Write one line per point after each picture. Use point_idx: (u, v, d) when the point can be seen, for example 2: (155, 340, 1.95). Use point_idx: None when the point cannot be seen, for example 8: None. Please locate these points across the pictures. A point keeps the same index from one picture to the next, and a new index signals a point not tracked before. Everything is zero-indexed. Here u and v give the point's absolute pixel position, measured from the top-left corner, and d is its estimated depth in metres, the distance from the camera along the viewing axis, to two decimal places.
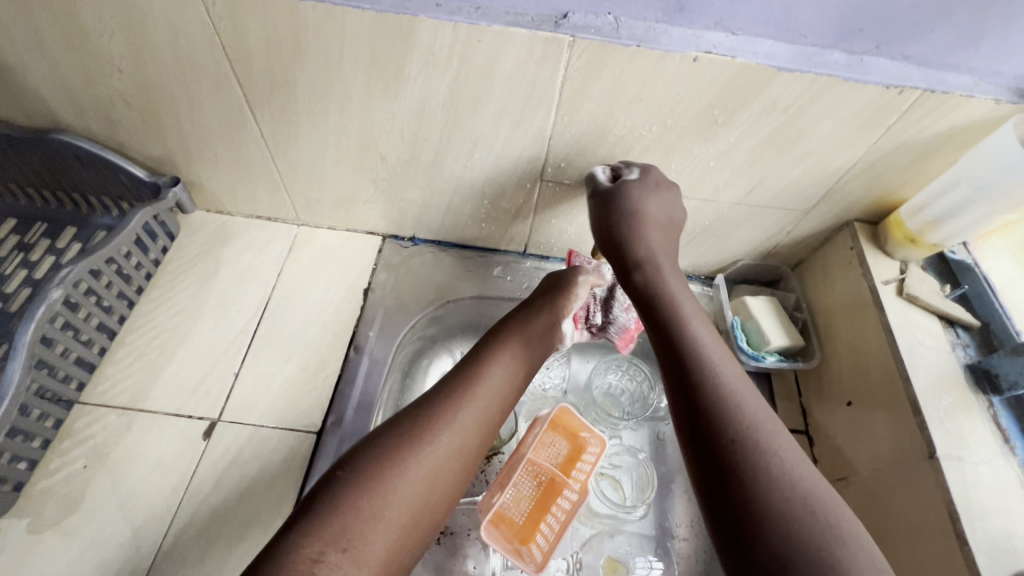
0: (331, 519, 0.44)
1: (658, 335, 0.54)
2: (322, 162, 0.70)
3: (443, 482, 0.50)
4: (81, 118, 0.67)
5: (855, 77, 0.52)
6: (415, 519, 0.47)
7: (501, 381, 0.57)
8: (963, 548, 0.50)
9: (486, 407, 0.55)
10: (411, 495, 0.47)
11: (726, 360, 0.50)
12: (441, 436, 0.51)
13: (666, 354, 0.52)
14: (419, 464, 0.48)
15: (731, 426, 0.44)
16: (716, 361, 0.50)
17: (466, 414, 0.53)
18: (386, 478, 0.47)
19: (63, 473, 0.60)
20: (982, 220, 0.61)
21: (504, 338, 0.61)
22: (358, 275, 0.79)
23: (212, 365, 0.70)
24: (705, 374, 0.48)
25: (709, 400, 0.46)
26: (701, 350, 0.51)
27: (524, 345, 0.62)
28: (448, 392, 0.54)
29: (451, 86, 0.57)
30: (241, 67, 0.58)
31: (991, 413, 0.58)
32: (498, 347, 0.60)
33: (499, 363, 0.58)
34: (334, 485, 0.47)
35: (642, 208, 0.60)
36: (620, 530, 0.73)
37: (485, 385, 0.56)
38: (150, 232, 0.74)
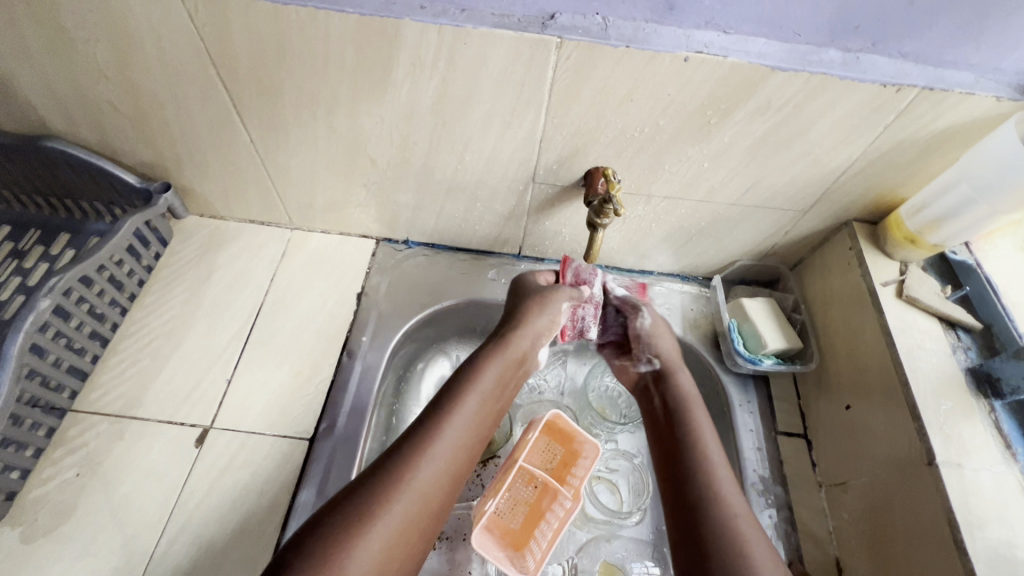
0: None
1: (663, 432, 0.60)
2: (313, 167, 0.70)
3: (400, 555, 0.45)
4: (71, 125, 0.67)
5: (851, 75, 0.50)
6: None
7: (461, 437, 0.53)
8: (962, 557, 0.48)
9: (443, 468, 0.50)
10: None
11: (723, 462, 0.55)
12: (398, 505, 0.46)
13: (669, 452, 0.58)
14: (374, 543, 0.43)
15: (712, 521, 0.49)
16: (715, 460, 0.55)
17: (422, 481, 0.48)
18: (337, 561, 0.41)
19: (56, 481, 0.60)
20: (985, 220, 0.60)
21: (464, 384, 0.56)
22: (352, 279, 0.79)
23: (205, 371, 0.69)
24: (699, 470, 0.54)
25: (698, 496, 0.51)
26: (700, 448, 0.56)
27: (487, 391, 0.57)
28: (400, 456, 0.49)
29: (439, 90, 0.57)
30: (227, 72, 0.57)
31: (992, 417, 0.57)
32: (456, 394, 0.55)
33: (459, 416, 0.53)
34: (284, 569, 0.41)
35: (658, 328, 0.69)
36: (617, 535, 0.72)
37: (442, 444, 0.51)
38: (142, 238, 0.73)
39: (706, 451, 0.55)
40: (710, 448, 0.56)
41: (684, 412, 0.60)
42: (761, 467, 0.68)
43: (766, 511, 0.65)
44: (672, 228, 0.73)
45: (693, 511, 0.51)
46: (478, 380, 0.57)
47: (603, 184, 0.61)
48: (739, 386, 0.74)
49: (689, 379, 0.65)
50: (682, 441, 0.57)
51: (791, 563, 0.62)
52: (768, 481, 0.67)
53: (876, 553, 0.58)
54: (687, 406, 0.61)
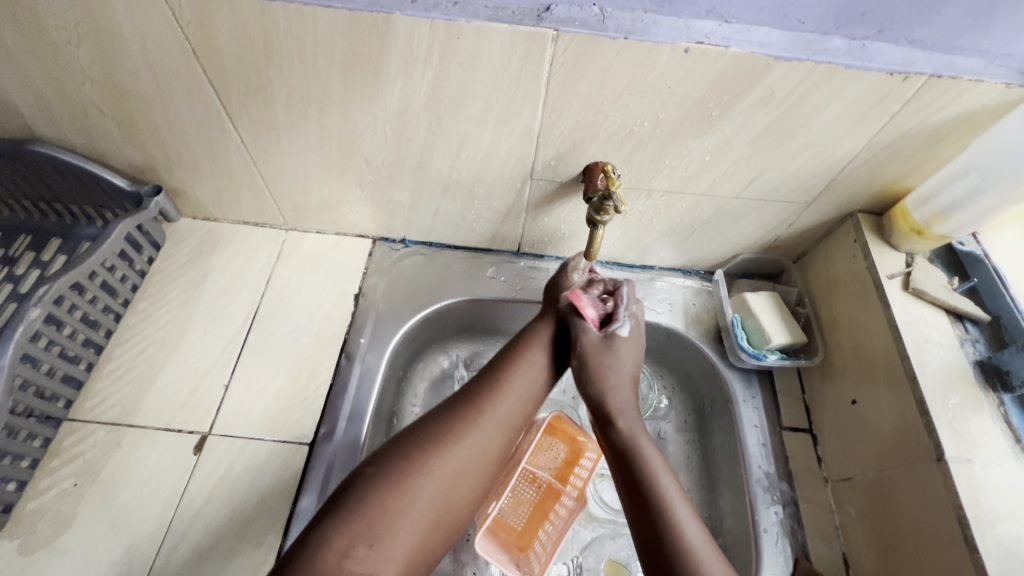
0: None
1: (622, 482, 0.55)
2: (305, 167, 0.68)
3: (458, 495, 0.51)
4: (57, 128, 0.65)
5: (857, 64, 0.49)
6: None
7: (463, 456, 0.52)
8: (972, 555, 0.48)
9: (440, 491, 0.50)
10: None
11: (693, 525, 0.50)
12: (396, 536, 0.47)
13: (632, 510, 0.53)
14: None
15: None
16: (683, 525, 0.50)
17: (422, 509, 0.49)
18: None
19: (53, 491, 0.60)
20: (993, 210, 0.58)
21: (474, 405, 0.55)
22: (349, 280, 0.77)
23: (201, 377, 0.68)
24: (669, 535, 0.49)
25: (673, 569, 0.48)
26: (666, 507, 0.51)
27: (541, 360, 0.61)
28: (394, 490, 0.48)
29: (433, 87, 0.55)
30: (214, 71, 0.56)
31: (1001, 411, 0.56)
32: (506, 370, 0.58)
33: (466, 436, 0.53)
34: (357, 486, 0.49)
35: (601, 363, 0.61)
36: (622, 533, 0.71)
37: (447, 470, 0.51)
38: (133, 242, 0.72)
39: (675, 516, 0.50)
40: (673, 511, 0.51)
41: (646, 470, 0.54)
42: (766, 463, 0.68)
43: (771, 507, 0.65)
44: (673, 222, 0.72)
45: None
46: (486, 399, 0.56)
47: (603, 180, 0.60)
48: (743, 381, 0.73)
49: (633, 423, 0.58)
50: (646, 501, 0.52)
51: (799, 560, 0.61)
52: (773, 477, 0.67)
53: (884, 549, 0.57)
54: (645, 460, 0.55)
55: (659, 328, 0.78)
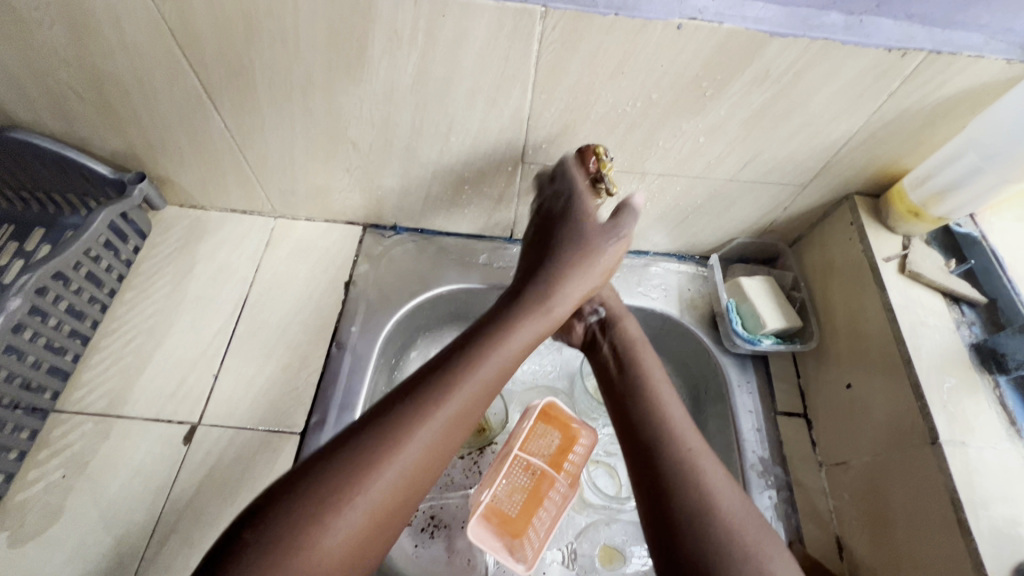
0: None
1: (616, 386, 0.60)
2: (291, 152, 0.67)
3: (385, 512, 0.46)
4: (36, 114, 0.63)
5: (854, 40, 0.48)
6: (382, 519, 0.45)
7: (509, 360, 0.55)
8: (966, 538, 0.47)
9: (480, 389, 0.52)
10: (368, 511, 0.44)
11: (680, 412, 0.55)
12: (429, 424, 0.48)
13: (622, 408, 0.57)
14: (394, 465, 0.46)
15: (672, 468, 0.49)
16: (669, 411, 0.54)
17: (462, 401, 0.50)
18: (317, 524, 0.42)
19: (42, 484, 0.59)
20: (991, 191, 0.57)
21: (525, 310, 0.58)
22: (339, 268, 0.76)
23: (190, 367, 0.68)
24: (655, 418, 0.54)
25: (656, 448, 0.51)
26: (655, 398, 0.56)
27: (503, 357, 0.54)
28: (440, 371, 0.51)
29: (419, 66, 0.54)
30: (193, 53, 0.54)
31: (996, 394, 0.55)
32: (452, 364, 0.52)
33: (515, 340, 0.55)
34: (283, 511, 0.42)
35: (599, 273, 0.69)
36: (616, 519, 0.72)
37: (491, 362, 0.53)
38: (118, 231, 0.71)
39: (662, 404, 0.55)
40: (663, 400, 0.56)
41: (639, 369, 0.59)
42: (761, 448, 0.67)
43: (765, 492, 0.64)
44: (668, 206, 0.71)
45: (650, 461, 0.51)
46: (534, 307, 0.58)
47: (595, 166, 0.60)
48: (737, 366, 0.73)
49: (634, 328, 0.65)
50: (637, 395, 0.57)
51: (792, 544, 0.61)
52: (767, 462, 0.66)
53: (877, 533, 0.57)
54: (641, 363, 0.60)
55: (653, 313, 0.77)
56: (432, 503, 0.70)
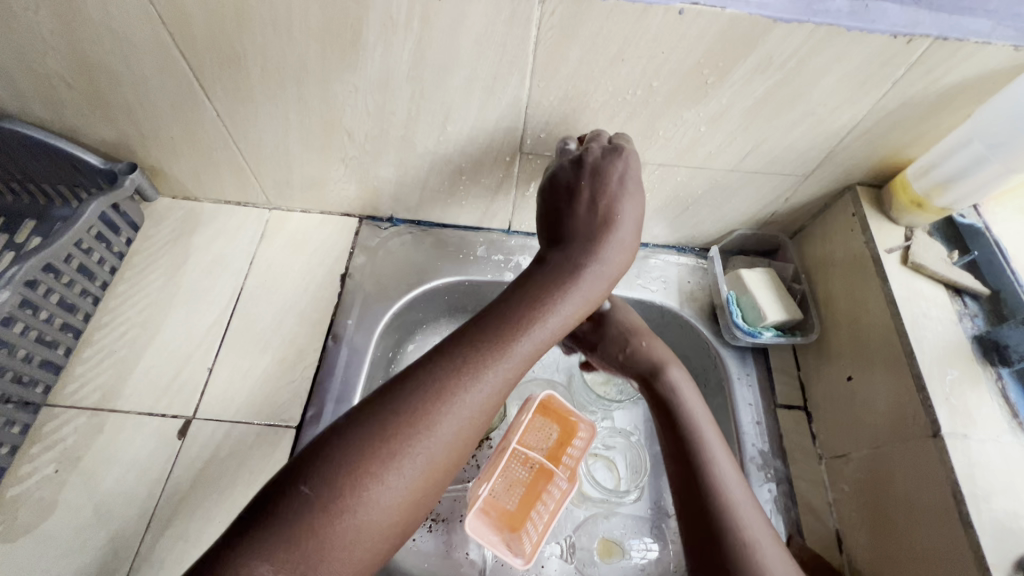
0: (290, 549, 0.37)
1: (668, 442, 0.56)
2: (286, 141, 0.65)
3: (405, 511, 0.42)
4: (24, 103, 0.62)
5: (859, 25, 0.47)
6: (430, 483, 0.44)
7: (567, 321, 0.52)
8: (968, 531, 0.47)
9: (532, 352, 0.50)
10: (416, 477, 0.43)
11: (738, 481, 0.51)
12: (479, 385, 0.46)
13: (676, 472, 0.53)
14: (446, 430, 0.44)
15: (733, 551, 0.46)
16: (728, 479, 0.50)
17: (513, 365, 0.48)
18: (347, 504, 0.39)
19: (34, 478, 0.58)
20: (995, 181, 0.57)
21: (561, 287, 0.52)
22: (335, 260, 0.75)
23: (185, 360, 0.67)
24: (711, 485, 0.50)
25: (710, 511, 0.48)
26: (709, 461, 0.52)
27: (535, 343, 0.50)
28: (471, 358, 0.47)
29: (414, 53, 0.52)
30: (183, 39, 0.53)
31: (999, 386, 0.55)
32: (486, 352, 0.48)
33: (571, 302, 0.52)
34: (298, 498, 0.39)
35: (619, 315, 0.66)
36: (615, 513, 0.71)
37: (527, 345, 0.49)
38: (110, 223, 0.70)
39: (719, 470, 0.51)
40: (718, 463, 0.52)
41: (691, 425, 0.55)
42: (761, 441, 0.67)
43: (765, 485, 0.64)
44: (668, 197, 0.70)
45: (710, 540, 0.47)
46: (588, 266, 0.54)
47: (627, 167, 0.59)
48: (738, 359, 0.72)
49: (681, 374, 0.60)
50: (690, 455, 0.53)
51: (791, 537, 0.61)
52: (767, 455, 0.66)
53: (877, 526, 0.57)
54: (690, 415, 0.56)
55: (653, 306, 0.76)
56: None
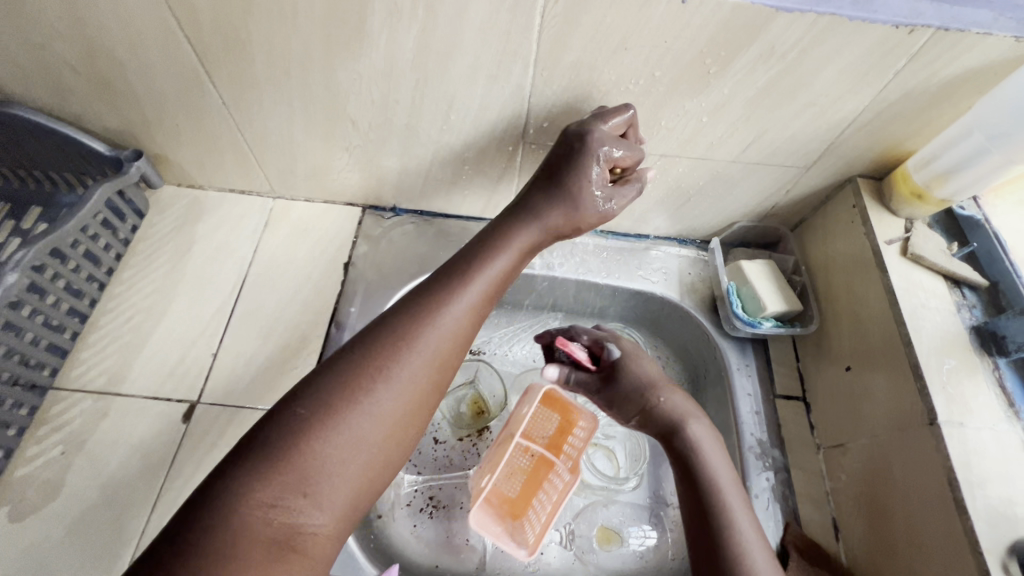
0: (287, 468, 0.39)
1: (690, 514, 0.51)
2: (291, 130, 0.66)
3: (396, 429, 0.45)
4: (31, 89, 0.63)
5: (861, 15, 0.47)
6: (416, 401, 0.46)
7: (517, 256, 0.56)
8: (961, 517, 0.48)
9: (496, 280, 0.53)
10: (401, 394, 0.45)
11: (766, 559, 0.46)
12: (451, 310, 0.49)
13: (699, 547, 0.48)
14: (421, 349, 0.47)
15: None
16: (752, 554, 0.46)
17: (480, 290, 0.51)
18: (337, 421, 0.42)
19: (41, 460, 0.59)
20: (995, 172, 0.57)
21: (510, 230, 0.56)
22: (338, 249, 0.76)
23: (189, 346, 0.68)
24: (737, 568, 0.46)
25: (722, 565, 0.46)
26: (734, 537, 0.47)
27: (493, 276, 0.53)
28: (434, 291, 0.50)
29: (419, 40, 0.53)
30: (189, 25, 0.53)
31: (995, 376, 0.55)
32: (449, 285, 0.51)
33: (525, 234, 0.56)
34: (289, 421, 0.41)
35: (634, 364, 0.61)
36: (614, 501, 0.72)
37: (484, 277, 0.52)
38: (116, 210, 0.70)
39: (746, 552, 0.46)
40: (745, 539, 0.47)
41: (714, 494, 0.50)
42: (759, 430, 0.67)
43: (763, 474, 0.65)
44: (669, 188, 0.70)
45: None
46: (538, 214, 0.57)
47: (625, 161, 0.58)
48: (737, 350, 0.73)
49: (703, 430, 0.55)
50: (711, 526, 0.49)
51: (788, 525, 0.62)
52: (765, 444, 0.67)
53: (873, 513, 0.57)
54: (714, 481, 0.52)
55: (653, 297, 0.77)
56: (431, 484, 0.71)
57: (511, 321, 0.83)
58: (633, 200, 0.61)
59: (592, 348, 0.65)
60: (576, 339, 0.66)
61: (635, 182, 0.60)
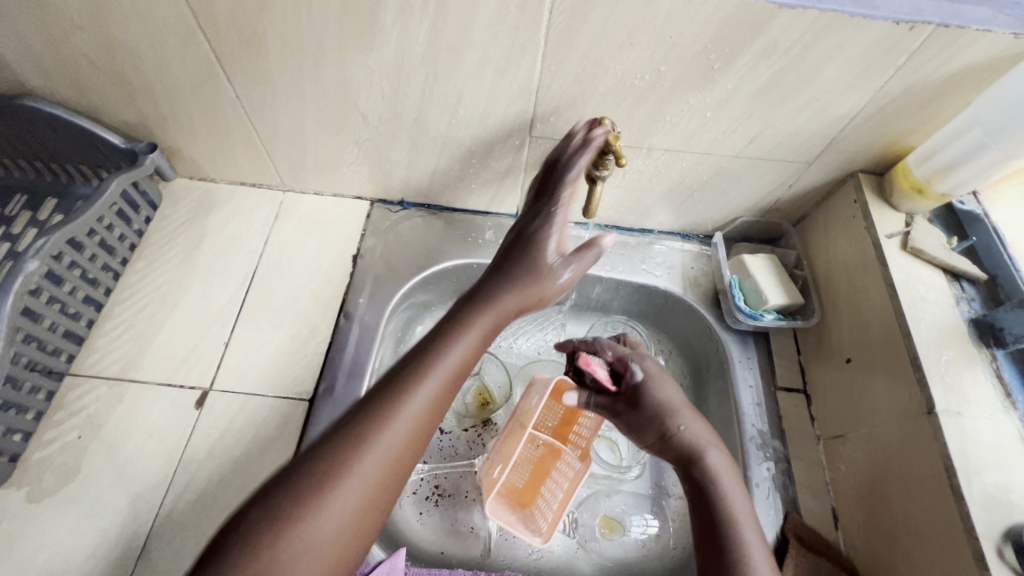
0: (254, 562, 0.40)
1: (704, 545, 0.51)
2: (302, 123, 0.67)
3: (362, 518, 0.45)
4: (49, 82, 0.64)
5: (862, 12, 0.48)
6: (382, 486, 0.46)
7: (486, 330, 0.56)
8: (958, 503, 0.49)
9: (456, 369, 0.52)
10: (367, 482, 0.45)
11: None
12: (422, 389, 0.49)
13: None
14: (391, 433, 0.47)
15: None
16: None
17: (453, 364, 0.52)
18: (300, 517, 0.42)
19: (58, 443, 0.61)
20: (995, 167, 0.58)
21: (482, 305, 0.57)
22: (347, 241, 0.77)
23: (202, 334, 0.69)
24: None
25: None
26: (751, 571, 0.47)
27: (465, 352, 0.53)
28: (408, 369, 0.50)
29: (429, 36, 0.54)
30: (206, 20, 0.55)
31: (993, 367, 0.56)
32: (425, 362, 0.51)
33: (484, 318, 0.56)
34: (258, 512, 0.43)
35: (656, 387, 0.60)
36: (617, 490, 0.74)
37: (456, 354, 0.52)
38: (130, 201, 0.72)
39: None
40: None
41: (729, 523, 0.50)
42: (760, 421, 0.68)
43: (764, 463, 0.66)
44: (672, 183, 0.71)
45: None
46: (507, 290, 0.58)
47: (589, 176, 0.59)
48: (739, 343, 0.74)
49: (722, 460, 0.55)
50: (724, 555, 0.49)
51: (788, 513, 0.62)
52: (767, 434, 0.67)
53: (872, 501, 0.58)
54: (729, 510, 0.51)
55: (656, 291, 0.78)
56: (437, 472, 0.73)
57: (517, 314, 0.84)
58: (591, 265, 0.63)
59: (616, 364, 0.63)
60: (599, 354, 0.65)
61: (591, 249, 0.62)
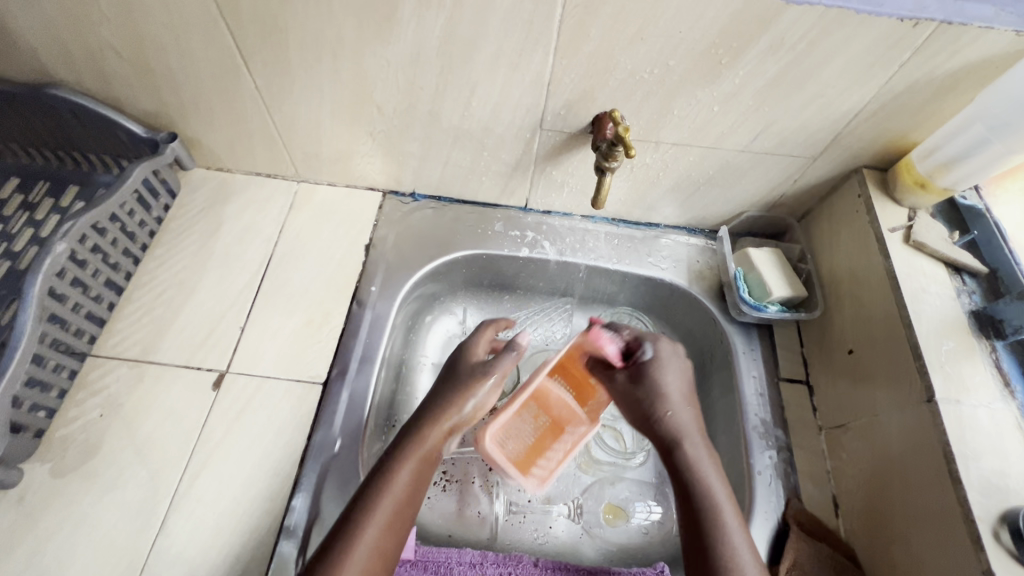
0: None
1: (687, 529, 0.53)
2: (319, 115, 0.69)
3: None
4: (75, 72, 0.66)
5: (867, 9, 0.50)
6: None
7: (423, 460, 0.56)
8: (956, 487, 0.50)
9: (403, 497, 0.54)
10: None
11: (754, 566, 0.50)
12: (369, 528, 0.51)
13: (697, 566, 0.51)
14: None
15: None
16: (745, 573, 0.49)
17: (395, 497, 0.53)
18: None
19: (81, 421, 0.63)
20: (996, 161, 0.59)
21: (416, 437, 0.57)
22: (359, 231, 0.79)
23: (218, 319, 0.71)
24: None
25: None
26: (731, 559, 0.50)
27: (407, 482, 0.54)
28: (352, 515, 0.51)
29: (445, 29, 0.56)
30: (230, 13, 0.57)
31: (992, 357, 0.58)
32: (366, 505, 0.52)
33: (410, 461, 0.55)
34: None
35: (662, 371, 0.60)
36: (621, 478, 0.75)
37: (395, 489, 0.53)
38: (150, 189, 0.74)
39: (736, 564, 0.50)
40: (741, 560, 0.50)
41: (710, 505, 0.53)
42: (763, 411, 0.70)
43: (766, 452, 0.67)
44: (679, 177, 0.73)
45: None
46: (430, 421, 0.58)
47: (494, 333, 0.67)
48: (743, 335, 0.75)
49: (702, 447, 0.57)
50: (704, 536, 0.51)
51: (790, 500, 0.64)
52: (769, 424, 0.69)
53: (872, 488, 0.60)
54: (710, 492, 0.54)
55: (662, 284, 0.79)
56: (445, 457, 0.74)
57: (525, 305, 0.85)
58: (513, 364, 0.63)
59: (628, 342, 0.63)
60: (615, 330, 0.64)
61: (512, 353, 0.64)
